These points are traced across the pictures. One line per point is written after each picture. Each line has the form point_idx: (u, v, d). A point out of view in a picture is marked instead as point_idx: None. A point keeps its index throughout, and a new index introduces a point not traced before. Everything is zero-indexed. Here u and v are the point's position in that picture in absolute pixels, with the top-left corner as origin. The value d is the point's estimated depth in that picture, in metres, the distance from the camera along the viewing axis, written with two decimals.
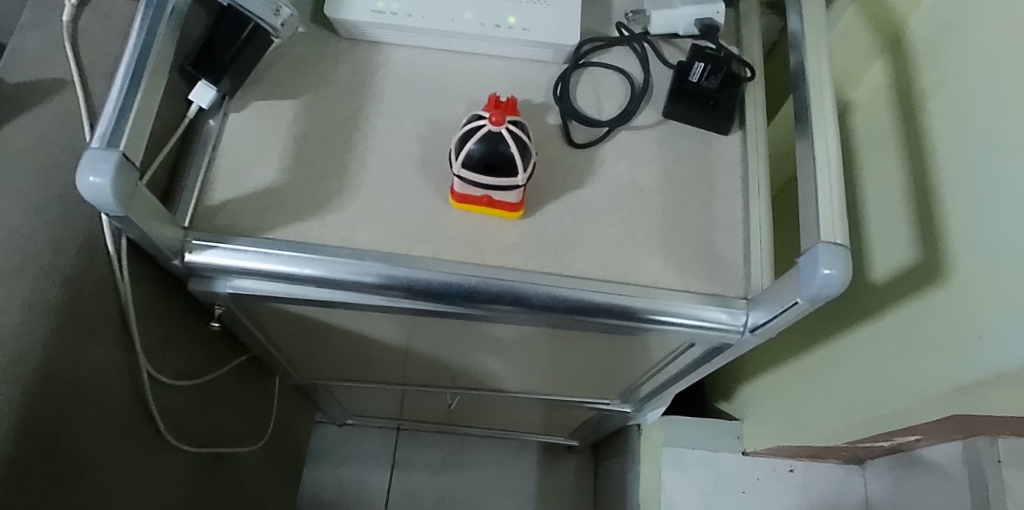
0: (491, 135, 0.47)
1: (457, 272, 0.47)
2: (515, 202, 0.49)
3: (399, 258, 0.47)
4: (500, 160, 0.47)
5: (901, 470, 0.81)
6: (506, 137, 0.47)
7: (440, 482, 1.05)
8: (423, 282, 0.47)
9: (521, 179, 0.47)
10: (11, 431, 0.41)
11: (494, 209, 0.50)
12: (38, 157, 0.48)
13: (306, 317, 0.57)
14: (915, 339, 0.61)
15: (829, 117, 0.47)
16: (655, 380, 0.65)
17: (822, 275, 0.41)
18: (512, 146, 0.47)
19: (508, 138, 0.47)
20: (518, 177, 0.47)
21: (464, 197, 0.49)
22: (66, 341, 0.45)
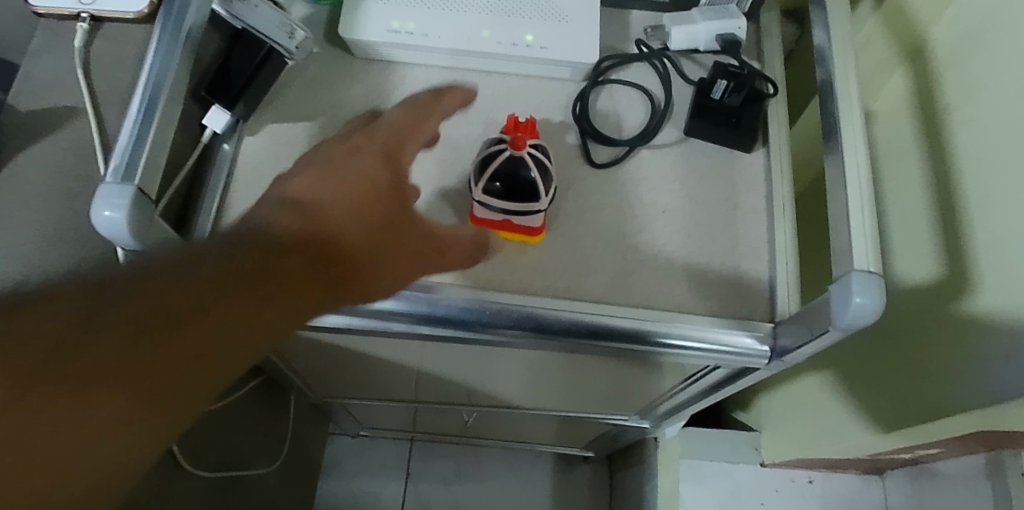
0: (513, 159, 0.46)
1: (476, 299, 0.46)
2: (536, 226, 0.48)
3: (418, 286, 0.46)
4: (521, 184, 0.47)
5: (922, 481, 0.80)
6: (529, 161, 0.46)
7: (454, 492, 1.04)
8: (442, 309, 0.46)
9: (542, 203, 0.47)
10: None
11: (514, 232, 0.49)
12: (53, 190, 0.49)
13: (325, 342, 0.57)
14: (940, 357, 0.59)
15: (858, 138, 0.45)
16: (674, 398, 0.64)
17: (855, 304, 0.40)
18: (534, 171, 0.46)
19: (529, 163, 0.46)
20: (540, 201, 0.47)
21: (482, 221, 0.48)
22: None
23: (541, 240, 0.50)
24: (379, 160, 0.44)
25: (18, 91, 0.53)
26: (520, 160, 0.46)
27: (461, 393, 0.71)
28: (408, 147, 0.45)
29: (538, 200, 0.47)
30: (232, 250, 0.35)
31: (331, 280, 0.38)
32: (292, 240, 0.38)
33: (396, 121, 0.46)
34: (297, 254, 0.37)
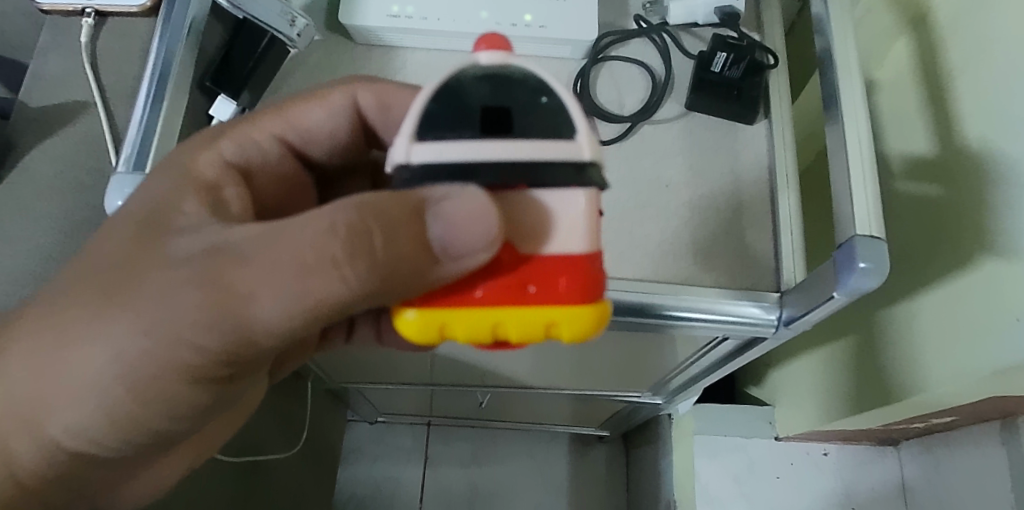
0: (503, 67, 0.27)
1: None
2: (565, 255, 0.27)
3: None
4: (526, 123, 0.27)
5: (935, 451, 0.81)
6: (540, 75, 0.28)
7: (473, 475, 1.06)
8: None
9: (584, 147, 0.27)
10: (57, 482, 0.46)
11: (525, 294, 0.28)
12: (66, 184, 0.51)
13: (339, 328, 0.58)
14: (954, 324, 0.58)
15: (859, 106, 0.45)
16: (685, 373, 0.65)
17: (858, 270, 0.40)
18: (552, 86, 0.28)
19: (535, 74, 0.28)
20: (579, 140, 0.27)
21: (451, 291, 0.28)
22: None
23: (591, 309, 0.28)
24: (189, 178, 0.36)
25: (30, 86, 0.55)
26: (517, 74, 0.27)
27: (474, 374, 0.73)
28: (201, 151, 0.38)
29: (573, 142, 0.27)
30: (45, 331, 0.35)
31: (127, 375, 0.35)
32: (64, 331, 0.34)
33: (262, 129, 0.42)
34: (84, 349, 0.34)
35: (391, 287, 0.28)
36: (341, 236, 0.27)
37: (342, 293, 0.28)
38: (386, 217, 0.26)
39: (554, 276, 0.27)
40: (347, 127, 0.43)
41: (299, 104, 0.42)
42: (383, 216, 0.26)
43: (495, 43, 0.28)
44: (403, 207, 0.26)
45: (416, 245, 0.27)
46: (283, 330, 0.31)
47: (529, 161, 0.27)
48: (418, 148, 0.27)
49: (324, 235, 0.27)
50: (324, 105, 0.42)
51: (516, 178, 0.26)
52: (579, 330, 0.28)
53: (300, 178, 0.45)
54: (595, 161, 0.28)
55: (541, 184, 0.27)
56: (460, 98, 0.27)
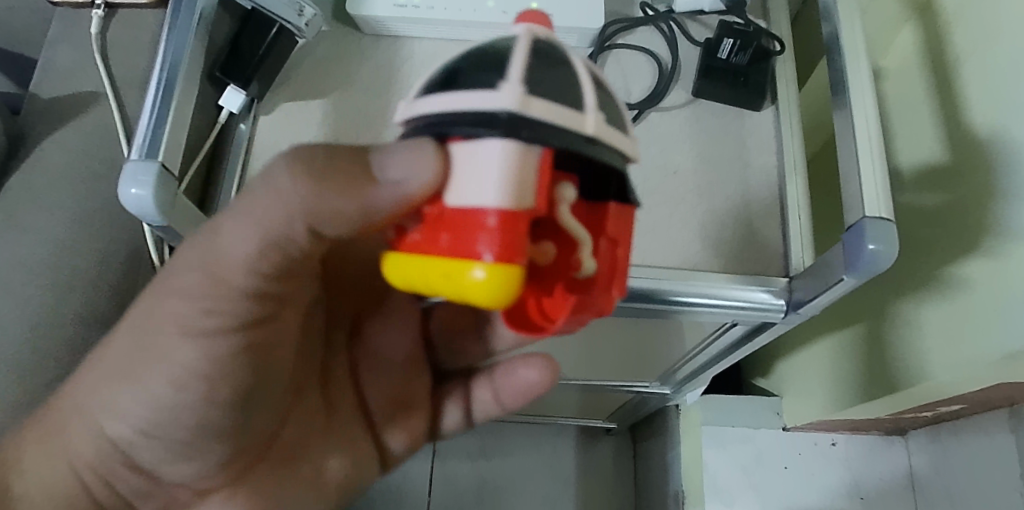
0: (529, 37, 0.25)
1: None
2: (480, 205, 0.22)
3: None
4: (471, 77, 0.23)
5: (943, 440, 0.81)
6: (569, 56, 0.25)
7: (481, 468, 1.06)
8: None
9: (506, 91, 0.21)
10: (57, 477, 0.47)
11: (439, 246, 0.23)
12: (78, 171, 0.55)
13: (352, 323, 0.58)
14: (963, 310, 0.58)
15: (866, 91, 0.45)
16: (693, 362, 0.65)
17: (869, 251, 0.40)
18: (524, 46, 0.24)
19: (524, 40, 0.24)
20: (507, 85, 0.21)
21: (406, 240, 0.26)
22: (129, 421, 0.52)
23: (494, 266, 0.21)
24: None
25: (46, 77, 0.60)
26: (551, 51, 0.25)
27: None
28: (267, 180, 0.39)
29: (500, 89, 0.21)
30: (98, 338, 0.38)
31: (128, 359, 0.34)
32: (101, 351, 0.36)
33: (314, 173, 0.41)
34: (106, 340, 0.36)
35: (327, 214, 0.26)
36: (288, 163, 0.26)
37: (294, 222, 0.27)
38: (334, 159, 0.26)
39: (468, 226, 0.22)
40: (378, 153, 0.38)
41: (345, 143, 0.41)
42: (333, 147, 0.26)
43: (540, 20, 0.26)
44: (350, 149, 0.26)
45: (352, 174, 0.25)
46: (247, 268, 0.29)
47: (465, 113, 0.22)
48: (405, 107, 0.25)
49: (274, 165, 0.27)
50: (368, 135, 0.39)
51: (445, 131, 0.23)
52: (481, 292, 0.21)
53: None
54: (594, 141, 0.23)
55: (459, 136, 0.22)
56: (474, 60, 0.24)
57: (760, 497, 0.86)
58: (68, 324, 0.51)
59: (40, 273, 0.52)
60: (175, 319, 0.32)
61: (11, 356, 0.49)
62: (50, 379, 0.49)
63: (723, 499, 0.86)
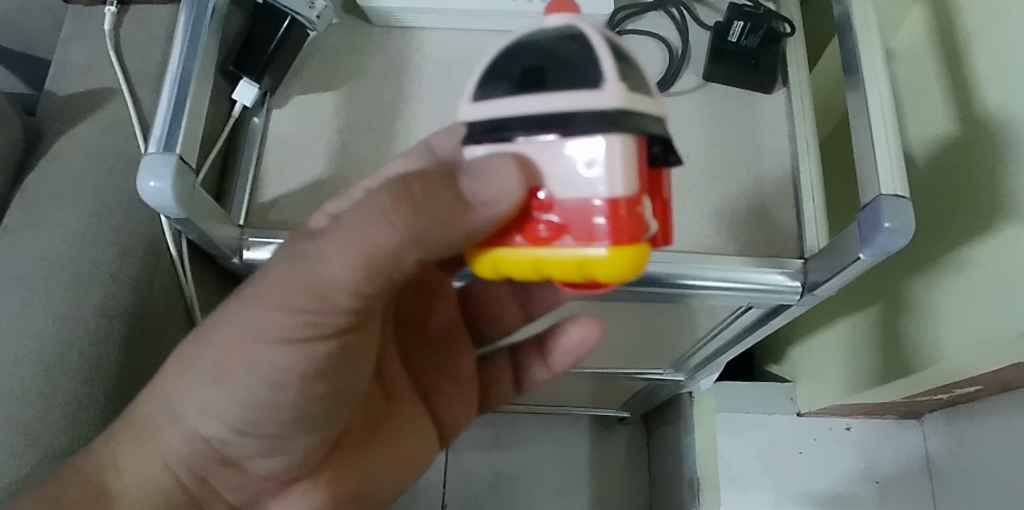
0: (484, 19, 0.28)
1: None
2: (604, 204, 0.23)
3: None
4: (549, 69, 0.23)
5: (960, 422, 0.83)
6: None
7: (494, 459, 1.07)
8: None
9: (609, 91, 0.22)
10: None
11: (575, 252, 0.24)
12: (96, 166, 0.56)
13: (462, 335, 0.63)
14: (979, 289, 0.57)
15: (879, 70, 0.45)
16: (708, 347, 0.65)
17: (885, 229, 0.39)
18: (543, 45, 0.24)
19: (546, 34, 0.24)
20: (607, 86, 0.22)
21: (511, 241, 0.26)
22: None
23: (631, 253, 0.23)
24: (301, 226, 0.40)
25: (63, 75, 0.61)
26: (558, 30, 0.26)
27: None
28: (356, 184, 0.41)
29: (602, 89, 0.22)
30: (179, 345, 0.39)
31: (203, 357, 0.34)
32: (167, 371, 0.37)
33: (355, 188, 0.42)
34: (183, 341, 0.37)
35: (445, 236, 0.25)
36: (393, 197, 0.25)
37: (399, 232, 0.25)
38: (411, 178, 0.26)
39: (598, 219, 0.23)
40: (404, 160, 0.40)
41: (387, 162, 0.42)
42: (423, 175, 0.26)
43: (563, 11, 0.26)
44: (437, 172, 0.26)
45: (439, 194, 0.25)
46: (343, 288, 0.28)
47: (555, 114, 0.22)
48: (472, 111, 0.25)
49: (377, 199, 0.26)
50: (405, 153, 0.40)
51: (514, 128, 0.23)
52: (619, 272, 0.24)
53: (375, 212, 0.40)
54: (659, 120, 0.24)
55: (568, 137, 0.23)
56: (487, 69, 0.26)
57: (775, 482, 0.87)
58: (88, 317, 0.51)
59: (60, 268, 0.52)
60: (264, 337, 0.31)
61: (34, 350, 0.49)
62: (73, 371, 0.50)
63: (739, 486, 0.87)
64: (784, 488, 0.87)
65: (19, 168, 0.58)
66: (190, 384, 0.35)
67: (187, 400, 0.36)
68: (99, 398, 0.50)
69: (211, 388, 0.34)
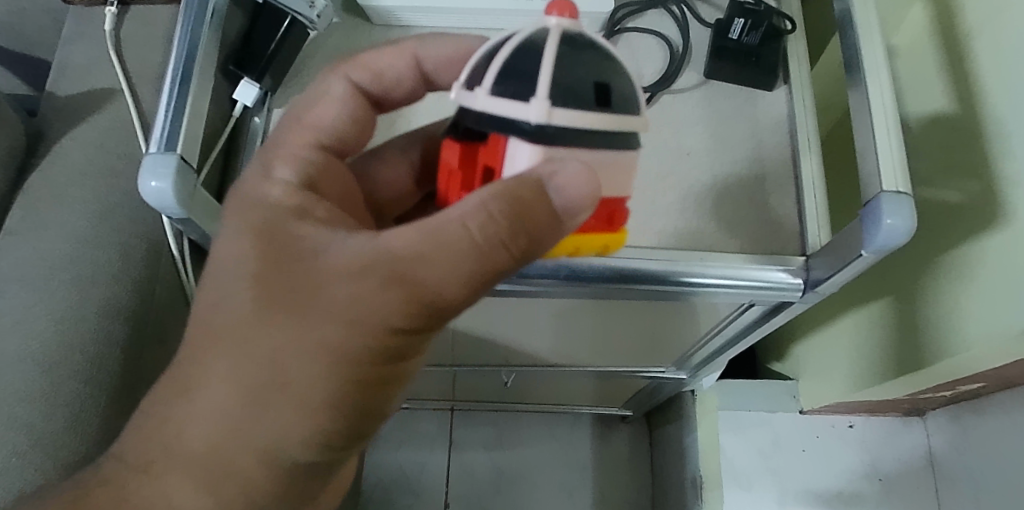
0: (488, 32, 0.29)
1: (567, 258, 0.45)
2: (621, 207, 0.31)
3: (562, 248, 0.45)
4: (603, 90, 0.27)
5: (963, 419, 0.83)
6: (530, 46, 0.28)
7: (496, 457, 1.07)
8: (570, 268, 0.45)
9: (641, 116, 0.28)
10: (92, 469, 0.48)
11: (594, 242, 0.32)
12: (98, 166, 0.56)
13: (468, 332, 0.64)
14: (984, 285, 0.57)
15: (881, 67, 0.45)
16: (710, 345, 0.65)
17: (886, 225, 0.39)
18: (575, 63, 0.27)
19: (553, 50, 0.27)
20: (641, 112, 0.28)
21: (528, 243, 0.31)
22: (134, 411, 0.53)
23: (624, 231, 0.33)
24: (271, 201, 0.34)
25: (64, 76, 0.61)
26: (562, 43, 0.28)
27: (499, 354, 0.73)
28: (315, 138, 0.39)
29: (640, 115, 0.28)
30: (178, 371, 0.34)
31: (280, 388, 0.31)
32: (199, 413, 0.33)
33: (297, 146, 0.38)
34: (218, 374, 0.32)
35: (532, 250, 0.29)
36: (501, 220, 0.27)
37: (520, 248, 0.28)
38: (512, 195, 0.26)
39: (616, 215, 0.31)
40: (337, 106, 0.40)
41: (309, 109, 0.40)
42: (522, 194, 0.26)
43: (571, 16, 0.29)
44: (529, 190, 0.26)
45: (543, 212, 0.26)
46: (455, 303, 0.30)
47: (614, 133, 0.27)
48: (550, 115, 0.25)
49: (487, 223, 0.27)
50: (332, 100, 0.40)
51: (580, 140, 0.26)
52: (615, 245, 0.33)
53: (330, 167, 0.38)
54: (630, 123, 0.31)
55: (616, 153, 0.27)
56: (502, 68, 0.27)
57: (778, 479, 0.87)
58: (90, 317, 0.51)
59: (61, 268, 0.52)
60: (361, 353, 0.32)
61: (35, 351, 0.49)
62: (75, 372, 0.50)
63: (742, 483, 0.87)
64: (788, 486, 0.87)
65: (21, 169, 0.58)
66: (265, 419, 0.32)
67: (258, 436, 0.32)
68: (103, 400, 0.50)
69: (300, 420, 0.32)
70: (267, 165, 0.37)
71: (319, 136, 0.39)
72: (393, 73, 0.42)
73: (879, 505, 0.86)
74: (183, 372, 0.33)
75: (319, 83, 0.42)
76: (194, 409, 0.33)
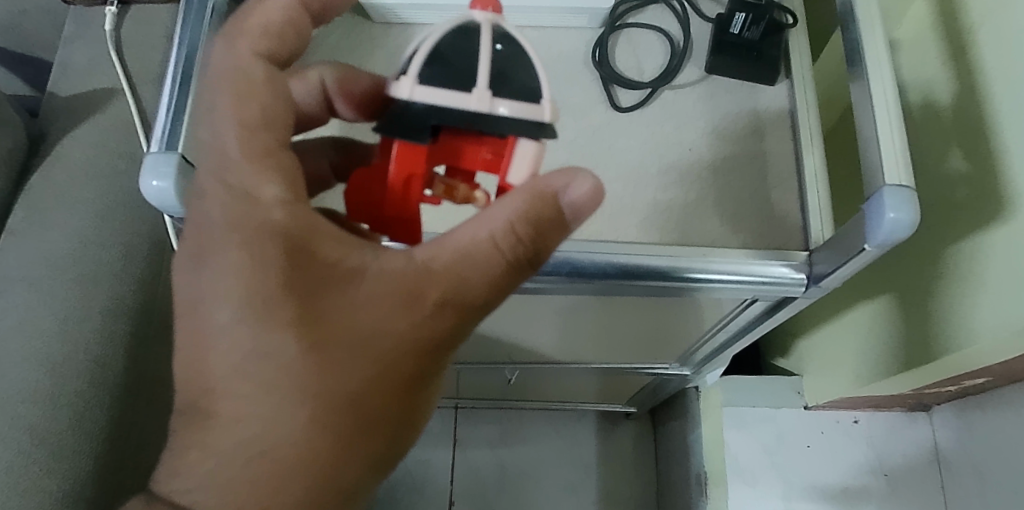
0: (481, 28, 0.30)
1: (569, 254, 0.45)
2: None
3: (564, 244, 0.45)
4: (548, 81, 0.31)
5: (969, 414, 0.82)
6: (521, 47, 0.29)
7: (501, 454, 1.07)
8: (574, 264, 0.45)
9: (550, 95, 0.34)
10: (90, 470, 0.49)
11: None
12: (100, 166, 0.57)
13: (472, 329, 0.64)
14: (991, 280, 0.57)
15: (882, 59, 0.45)
16: (713, 341, 0.65)
17: (889, 218, 0.39)
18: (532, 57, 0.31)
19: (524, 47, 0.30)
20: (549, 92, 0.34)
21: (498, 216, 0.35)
22: (134, 411, 0.53)
23: None
24: (281, 229, 0.30)
25: (64, 76, 0.62)
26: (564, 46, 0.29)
27: (501, 351, 0.73)
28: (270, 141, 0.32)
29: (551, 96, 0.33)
30: (221, 435, 0.30)
31: (351, 424, 0.30)
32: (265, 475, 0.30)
33: (259, 155, 0.31)
34: (281, 427, 0.30)
35: (542, 261, 0.31)
36: (527, 241, 0.29)
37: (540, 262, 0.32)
38: (535, 215, 0.29)
39: None
40: (268, 88, 0.33)
41: (242, 99, 0.32)
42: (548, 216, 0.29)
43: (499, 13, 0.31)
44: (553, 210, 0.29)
45: (559, 222, 0.30)
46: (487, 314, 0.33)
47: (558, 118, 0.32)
48: (547, 115, 0.29)
49: (517, 244, 0.29)
50: (266, 86, 0.33)
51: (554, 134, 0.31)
52: None
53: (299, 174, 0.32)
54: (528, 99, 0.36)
55: None
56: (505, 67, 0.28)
57: (784, 475, 0.87)
58: (94, 317, 0.52)
59: (64, 268, 0.52)
60: None
61: (38, 350, 0.50)
62: (79, 371, 0.50)
63: (747, 480, 0.87)
64: (793, 482, 0.87)
65: (23, 170, 0.58)
66: (340, 461, 0.31)
67: (340, 480, 0.31)
68: (103, 400, 0.51)
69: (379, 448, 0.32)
70: (241, 185, 0.31)
71: (275, 133, 0.33)
72: (290, 30, 0.36)
73: (884, 500, 0.85)
74: (231, 435, 0.30)
75: (217, 72, 0.34)
76: (254, 471, 0.30)
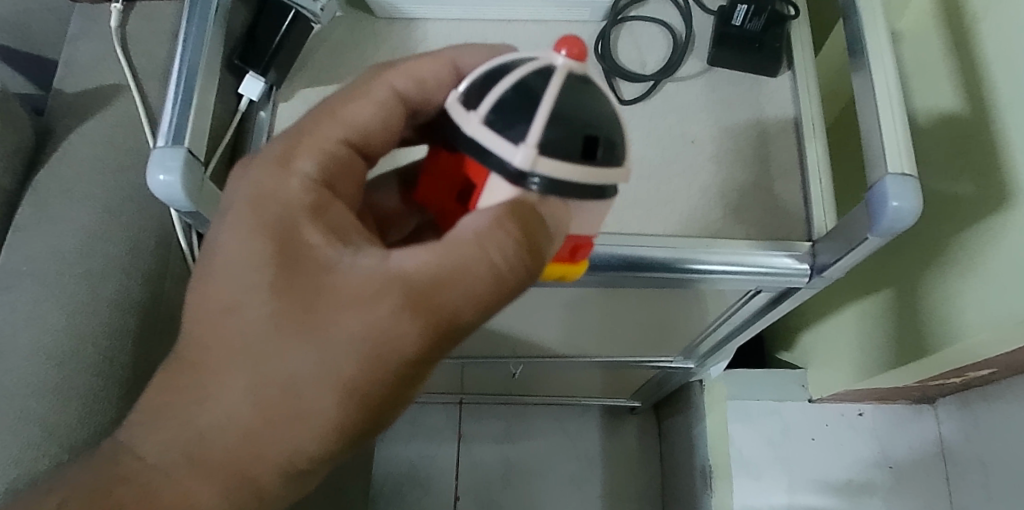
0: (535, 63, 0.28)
1: None
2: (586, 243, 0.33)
3: None
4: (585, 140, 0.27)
5: (973, 406, 0.82)
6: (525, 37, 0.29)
7: (506, 450, 1.08)
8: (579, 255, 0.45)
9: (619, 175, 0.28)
10: None
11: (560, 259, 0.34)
12: (107, 162, 0.57)
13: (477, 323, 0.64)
14: (994, 270, 0.57)
15: (884, 50, 0.45)
16: (717, 334, 0.65)
17: (892, 207, 0.39)
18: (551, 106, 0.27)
19: (551, 93, 0.27)
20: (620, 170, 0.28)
21: None
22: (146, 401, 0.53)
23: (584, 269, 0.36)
24: (290, 200, 0.32)
25: (70, 73, 0.62)
26: (576, 64, 0.28)
27: (506, 345, 0.73)
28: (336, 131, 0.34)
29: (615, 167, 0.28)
30: (182, 372, 0.32)
31: (289, 412, 0.30)
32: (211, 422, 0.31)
33: (320, 138, 0.34)
34: (235, 381, 0.31)
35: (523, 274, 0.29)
36: (513, 246, 0.28)
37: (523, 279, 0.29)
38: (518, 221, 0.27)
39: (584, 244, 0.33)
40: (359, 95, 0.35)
41: (345, 103, 0.35)
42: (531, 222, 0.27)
43: (583, 60, 0.29)
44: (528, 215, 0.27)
45: (539, 239, 0.28)
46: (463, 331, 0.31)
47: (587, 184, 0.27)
48: (527, 163, 0.26)
49: (498, 246, 0.28)
50: (369, 99, 0.35)
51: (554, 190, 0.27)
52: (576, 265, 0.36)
53: (346, 165, 0.34)
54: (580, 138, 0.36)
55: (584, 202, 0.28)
56: (526, 104, 0.27)
57: (788, 469, 0.87)
58: (102, 311, 0.52)
59: (72, 263, 0.53)
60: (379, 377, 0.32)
61: (47, 344, 0.50)
62: (88, 364, 0.51)
63: (752, 473, 0.87)
64: (798, 475, 0.87)
65: (30, 167, 0.58)
66: (276, 435, 0.31)
67: (264, 456, 0.31)
68: (115, 391, 0.51)
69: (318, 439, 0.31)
70: (285, 153, 0.33)
71: (348, 131, 0.34)
72: (442, 85, 0.35)
73: (889, 493, 0.85)
74: (187, 379, 0.32)
75: (363, 78, 0.37)
76: (198, 415, 0.32)
